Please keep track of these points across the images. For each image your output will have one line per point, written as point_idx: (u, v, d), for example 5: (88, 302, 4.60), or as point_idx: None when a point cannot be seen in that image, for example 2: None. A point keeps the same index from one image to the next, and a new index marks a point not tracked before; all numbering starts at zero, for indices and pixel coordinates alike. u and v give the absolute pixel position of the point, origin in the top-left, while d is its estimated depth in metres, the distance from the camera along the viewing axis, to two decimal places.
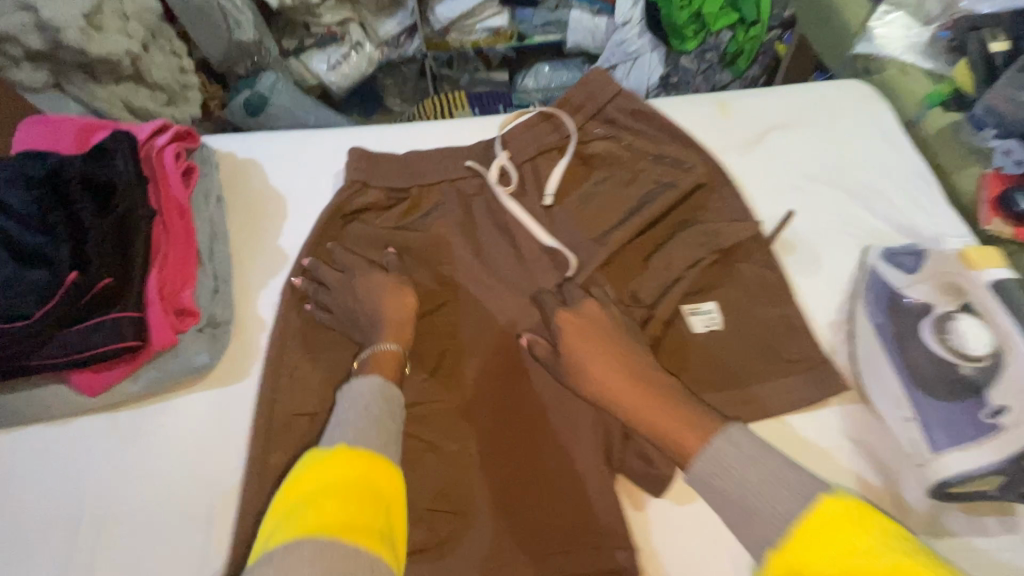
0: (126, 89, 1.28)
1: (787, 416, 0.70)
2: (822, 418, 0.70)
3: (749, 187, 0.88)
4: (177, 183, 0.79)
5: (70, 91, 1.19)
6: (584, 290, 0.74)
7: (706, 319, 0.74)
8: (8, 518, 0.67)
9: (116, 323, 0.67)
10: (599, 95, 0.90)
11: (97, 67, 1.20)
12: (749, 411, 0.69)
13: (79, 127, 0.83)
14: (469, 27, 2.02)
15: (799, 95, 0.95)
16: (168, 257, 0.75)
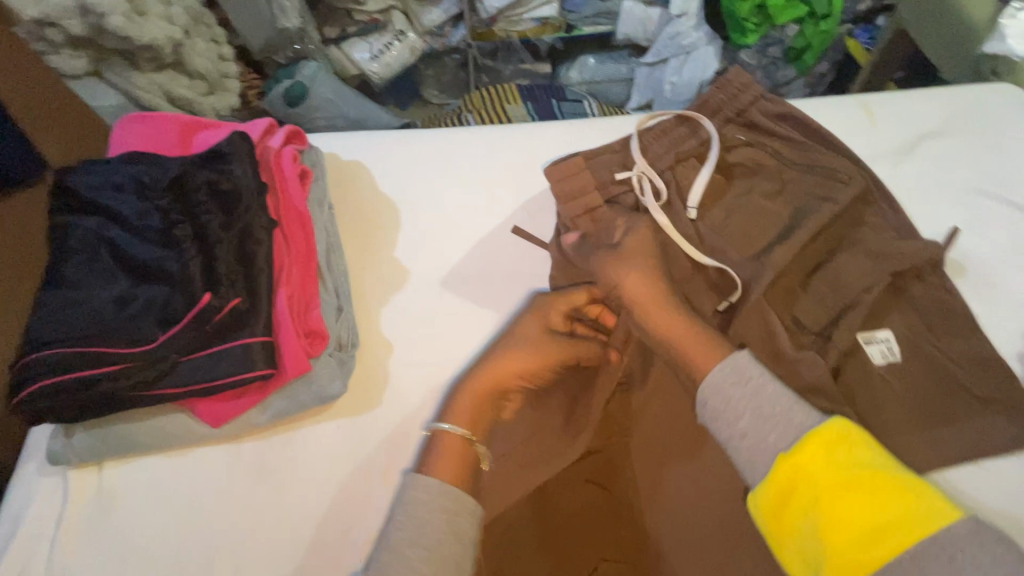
0: (167, 76, 1.36)
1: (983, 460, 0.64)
2: (1017, 463, 0.64)
3: (907, 201, 0.80)
4: (297, 190, 0.72)
5: (110, 78, 1.27)
6: (751, 316, 0.67)
7: (882, 349, 0.67)
8: (127, 562, 0.61)
9: (248, 349, 0.61)
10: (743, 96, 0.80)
11: (139, 54, 1.28)
12: (940, 454, 0.63)
13: (181, 126, 0.75)
14: (517, 16, 1.91)
15: (949, 101, 0.88)
16: (293, 273, 0.68)
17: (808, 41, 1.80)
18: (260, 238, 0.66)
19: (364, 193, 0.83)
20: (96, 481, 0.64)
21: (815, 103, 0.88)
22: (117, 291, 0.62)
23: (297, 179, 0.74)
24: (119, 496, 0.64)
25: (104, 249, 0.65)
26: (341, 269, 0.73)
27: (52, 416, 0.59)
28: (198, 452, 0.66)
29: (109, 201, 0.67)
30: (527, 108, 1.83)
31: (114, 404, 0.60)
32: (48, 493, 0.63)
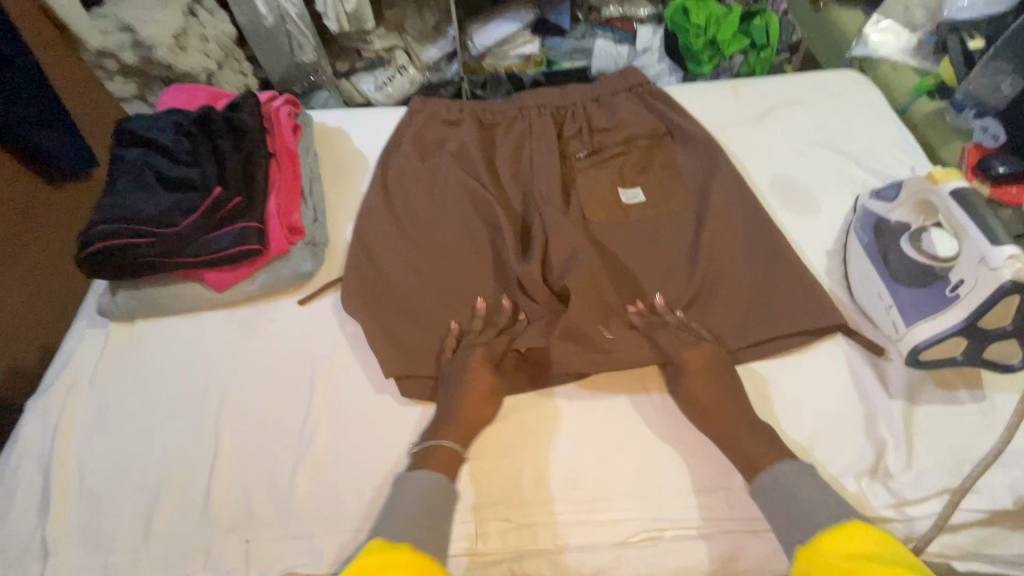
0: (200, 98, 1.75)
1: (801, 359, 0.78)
2: (827, 352, 0.78)
3: (754, 149, 1.04)
4: (288, 133, 0.99)
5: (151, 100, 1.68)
6: (573, 146, 1.00)
7: (632, 196, 0.94)
8: (143, 375, 0.82)
9: (244, 230, 0.84)
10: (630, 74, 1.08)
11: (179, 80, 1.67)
12: (723, 279, 0.84)
13: (209, 95, 1.02)
14: (504, 53, 2.25)
15: (804, 82, 1.14)
16: (281, 189, 0.92)
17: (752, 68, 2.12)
18: (260, 161, 0.91)
19: (342, 149, 1.09)
20: (128, 332, 0.86)
21: (695, 89, 1.14)
22: (156, 194, 0.87)
23: (290, 128, 1.00)
24: (145, 343, 0.85)
25: (145, 170, 0.90)
26: (318, 192, 0.97)
27: (103, 271, 0.83)
28: (204, 316, 0.88)
29: (151, 137, 0.92)
30: None
31: (149, 269, 0.84)
32: (93, 339, 0.86)
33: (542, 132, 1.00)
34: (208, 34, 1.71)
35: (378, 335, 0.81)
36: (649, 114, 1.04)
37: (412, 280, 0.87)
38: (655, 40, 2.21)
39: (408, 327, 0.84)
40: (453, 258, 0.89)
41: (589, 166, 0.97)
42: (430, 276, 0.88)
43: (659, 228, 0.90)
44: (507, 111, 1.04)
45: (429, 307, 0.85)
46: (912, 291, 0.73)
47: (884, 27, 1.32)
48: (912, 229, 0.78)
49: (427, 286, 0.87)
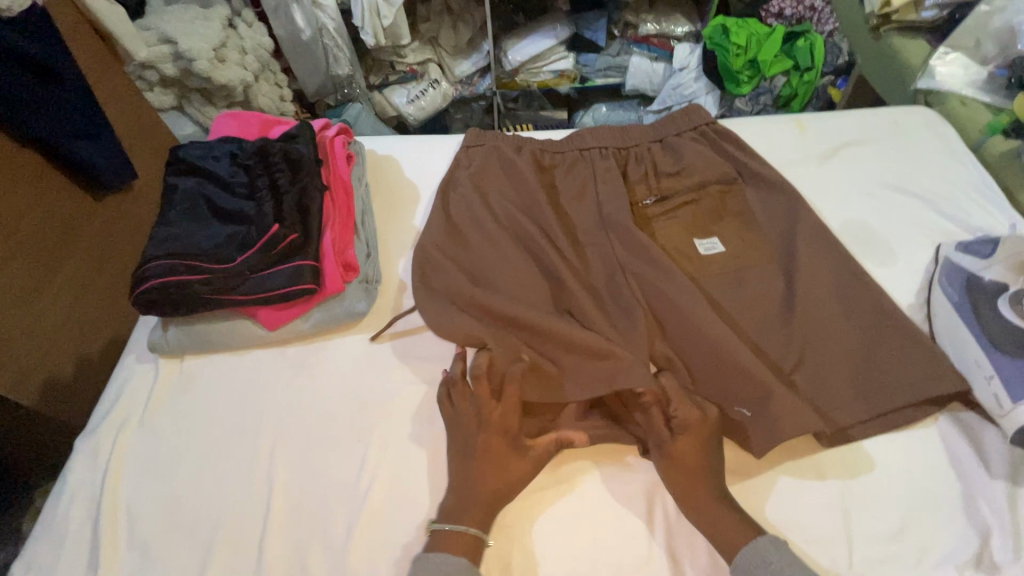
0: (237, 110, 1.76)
1: (895, 435, 0.72)
2: (921, 427, 0.72)
3: (824, 190, 0.99)
4: (342, 163, 0.96)
5: (189, 111, 1.68)
6: (640, 191, 0.95)
7: (707, 245, 0.89)
8: (195, 415, 0.80)
9: (300, 269, 0.82)
10: (693, 110, 1.04)
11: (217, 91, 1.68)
12: (805, 337, 0.78)
13: (263, 122, 1.01)
14: (537, 69, 2.22)
15: (874, 117, 1.09)
16: (335, 223, 0.90)
17: (794, 90, 2.06)
18: (315, 195, 0.89)
19: (393, 179, 1.07)
20: (178, 368, 0.84)
21: (756, 124, 1.09)
22: (210, 227, 0.85)
23: (343, 157, 0.98)
24: (195, 380, 0.83)
25: (200, 202, 0.88)
26: (372, 227, 0.95)
27: (156, 308, 0.81)
28: (255, 354, 0.86)
29: (205, 167, 0.90)
30: None
31: (203, 305, 0.82)
32: (143, 374, 0.84)
33: (607, 175, 0.96)
34: (246, 46, 1.72)
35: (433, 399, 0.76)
36: (712, 154, 1.00)
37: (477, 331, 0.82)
38: (693, 58, 2.16)
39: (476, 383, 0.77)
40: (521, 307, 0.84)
41: (659, 215, 0.93)
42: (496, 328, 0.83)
43: (736, 285, 0.85)
44: (567, 153, 0.99)
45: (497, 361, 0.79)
46: (1018, 360, 0.68)
47: (946, 62, 1.27)
48: (1012, 291, 0.73)
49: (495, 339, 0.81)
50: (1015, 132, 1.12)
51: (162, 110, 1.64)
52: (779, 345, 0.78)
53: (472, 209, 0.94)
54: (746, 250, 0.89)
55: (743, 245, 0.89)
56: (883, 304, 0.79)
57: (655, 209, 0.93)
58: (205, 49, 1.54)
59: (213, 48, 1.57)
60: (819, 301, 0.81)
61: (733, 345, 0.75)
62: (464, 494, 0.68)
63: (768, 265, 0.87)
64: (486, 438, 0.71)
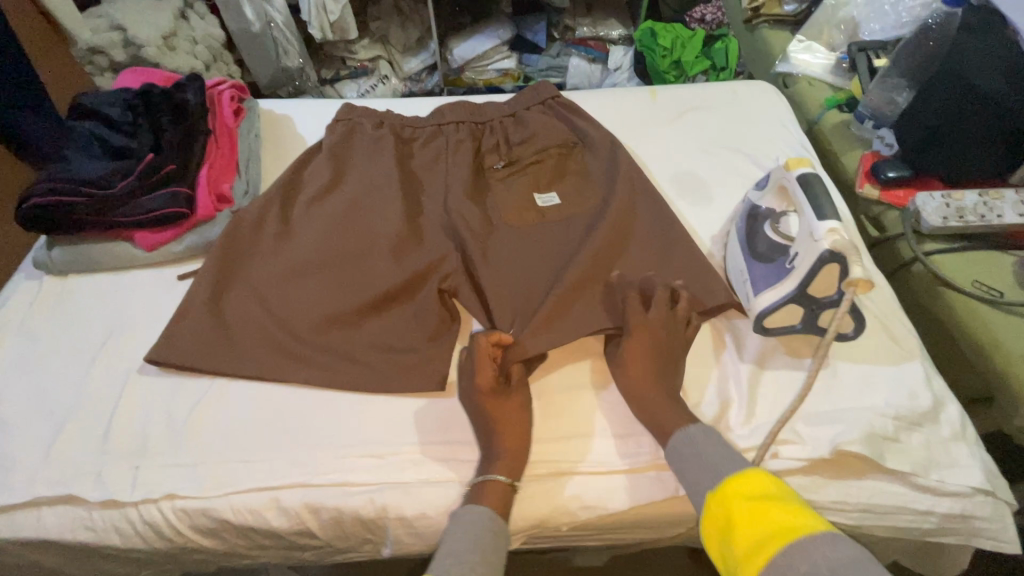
0: None
1: None
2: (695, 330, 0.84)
3: (665, 149, 1.12)
4: (229, 113, 1.07)
5: None
6: (489, 158, 1.07)
7: (547, 199, 1.00)
8: (69, 321, 0.89)
9: (174, 196, 0.92)
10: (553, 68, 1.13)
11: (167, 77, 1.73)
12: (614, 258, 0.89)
13: (164, 77, 1.11)
14: (482, 68, 2.35)
15: (717, 90, 1.23)
16: (215, 163, 1.01)
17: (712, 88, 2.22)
18: (199, 138, 1.00)
19: (285, 133, 1.17)
20: (62, 283, 0.93)
21: (615, 95, 1.22)
22: (98, 160, 0.94)
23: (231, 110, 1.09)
24: (77, 294, 0.92)
25: (92, 139, 0.98)
26: (254, 171, 1.05)
27: (40, 228, 0.90)
28: (134, 273, 0.95)
29: (99, 110, 1.00)
30: None
31: (82, 225, 0.91)
32: (28, 289, 0.93)
33: (458, 146, 1.08)
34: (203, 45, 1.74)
35: (260, 319, 0.86)
36: (560, 123, 1.11)
37: (314, 263, 0.92)
38: (626, 59, 2.34)
39: (299, 308, 0.87)
40: (357, 261, 0.93)
41: (505, 178, 1.04)
42: (334, 262, 0.93)
43: (558, 231, 0.97)
44: (426, 126, 1.11)
45: (321, 309, 0.87)
46: (765, 265, 0.80)
47: (801, 48, 1.43)
48: (776, 215, 0.85)
49: (323, 288, 0.89)
50: (847, 107, 1.29)
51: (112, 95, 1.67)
52: (597, 271, 0.87)
53: (334, 169, 1.05)
54: (578, 196, 1.01)
55: (576, 193, 1.01)
56: (673, 239, 0.91)
57: (500, 173, 1.04)
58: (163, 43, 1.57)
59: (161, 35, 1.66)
60: (631, 237, 0.93)
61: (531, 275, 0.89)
62: (316, 378, 0.81)
63: (598, 209, 0.99)
64: (326, 345, 0.84)
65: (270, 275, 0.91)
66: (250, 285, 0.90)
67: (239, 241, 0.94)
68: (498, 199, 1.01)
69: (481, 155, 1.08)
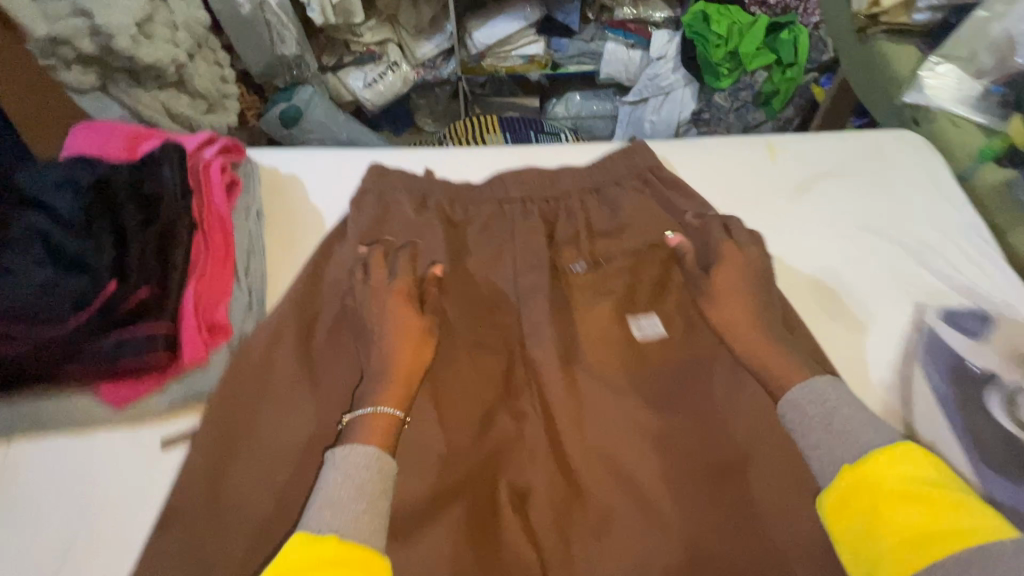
0: (169, 95, 1.32)
1: None
2: None
3: (795, 235, 0.86)
4: (220, 196, 0.80)
5: (115, 95, 1.23)
6: (571, 258, 0.81)
7: (648, 328, 0.76)
8: (16, 521, 0.65)
9: (150, 337, 0.67)
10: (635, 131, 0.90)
11: (143, 73, 1.24)
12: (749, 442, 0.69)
13: (128, 135, 0.83)
14: (505, 53, 1.90)
15: (851, 144, 0.95)
16: (204, 273, 0.74)
17: (774, 87, 1.84)
18: (180, 238, 0.73)
19: (293, 204, 0.90)
20: (4, 455, 0.69)
21: (722, 150, 0.94)
22: (38, 278, 0.66)
23: (223, 187, 0.81)
24: (28, 473, 0.68)
25: (31, 243, 0.69)
26: (256, 273, 0.79)
27: None
28: (99, 436, 0.70)
29: (42, 198, 0.71)
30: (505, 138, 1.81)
31: (27, 380, 0.66)
32: None
33: (529, 238, 0.81)
34: (178, 21, 1.27)
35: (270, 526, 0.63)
36: (663, 205, 0.84)
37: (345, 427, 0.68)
38: (671, 46, 1.86)
39: None
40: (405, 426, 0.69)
41: (587, 289, 0.79)
42: None
43: (672, 382, 0.73)
44: (483, 206, 0.85)
45: None
46: (1002, 475, 0.65)
47: (939, 73, 1.13)
48: (1005, 384, 0.71)
49: None
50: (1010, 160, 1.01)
51: (79, 92, 1.18)
52: (723, 464, 0.69)
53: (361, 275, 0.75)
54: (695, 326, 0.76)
55: (694, 321, 0.76)
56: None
57: (583, 284, 0.79)
58: (127, 23, 1.11)
59: (136, 20, 1.14)
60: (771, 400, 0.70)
61: (631, 463, 0.69)
62: None
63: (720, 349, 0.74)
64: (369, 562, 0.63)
65: (290, 446, 0.67)
66: (262, 462, 0.66)
67: (244, 393, 0.69)
68: (587, 323, 0.77)
69: (556, 249, 0.82)
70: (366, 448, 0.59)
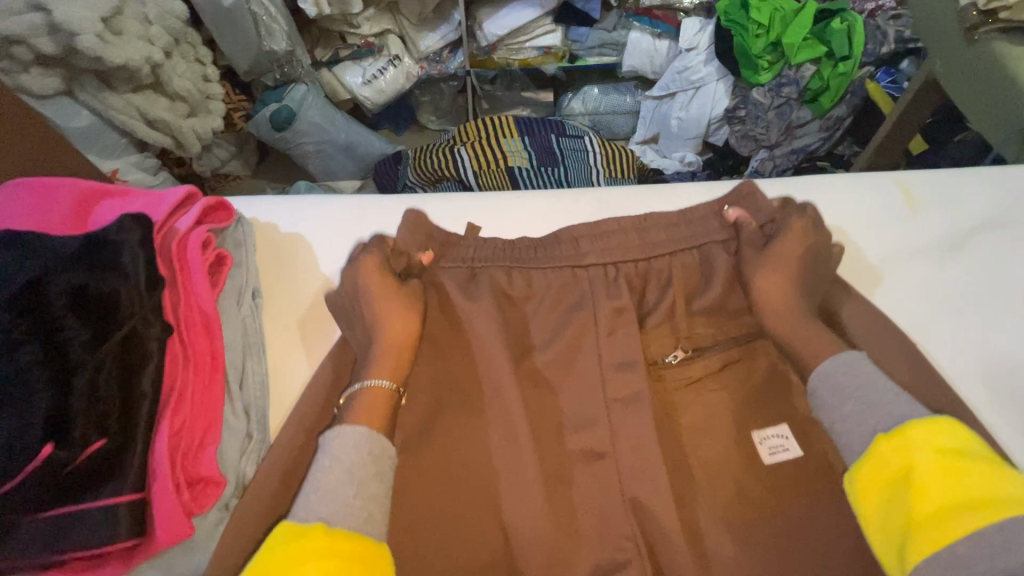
0: (145, 98, 1.06)
1: None
2: None
3: (954, 312, 0.67)
4: (202, 284, 0.59)
5: (83, 100, 1.00)
6: (664, 346, 0.64)
7: (775, 445, 0.60)
8: None
9: (109, 515, 0.47)
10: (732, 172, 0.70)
11: (114, 74, 0.99)
12: None
13: (78, 195, 0.63)
14: (519, 44, 1.59)
15: (1006, 184, 0.75)
16: (184, 397, 0.54)
17: (825, 82, 1.47)
18: (151, 354, 0.52)
19: (298, 274, 0.70)
20: None
21: (846, 194, 0.74)
22: None
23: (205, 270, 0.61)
24: None
25: None
26: (255, 381, 0.61)
27: None
28: None
29: None
30: (525, 143, 1.35)
31: None
32: None
33: (614, 325, 0.63)
34: (151, 12, 1.01)
35: None
36: (795, 259, 0.61)
37: None
38: (704, 37, 1.52)
39: None
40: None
41: (686, 389, 0.63)
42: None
43: (817, 525, 0.55)
44: (551, 278, 0.65)
45: None
46: None
47: None
48: None
49: None
50: None
51: (40, 96, 0.95)
52: None
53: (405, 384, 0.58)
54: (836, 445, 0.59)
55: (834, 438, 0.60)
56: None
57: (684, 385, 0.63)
58: (90, 17, 0.88)
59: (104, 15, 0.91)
60: None
61: None
62: None
63: None
64: None
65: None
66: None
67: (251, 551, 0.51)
68: (691, 436, 0.62)
69: (645, 338, 0.64)
70: (357, 423, 0.52)
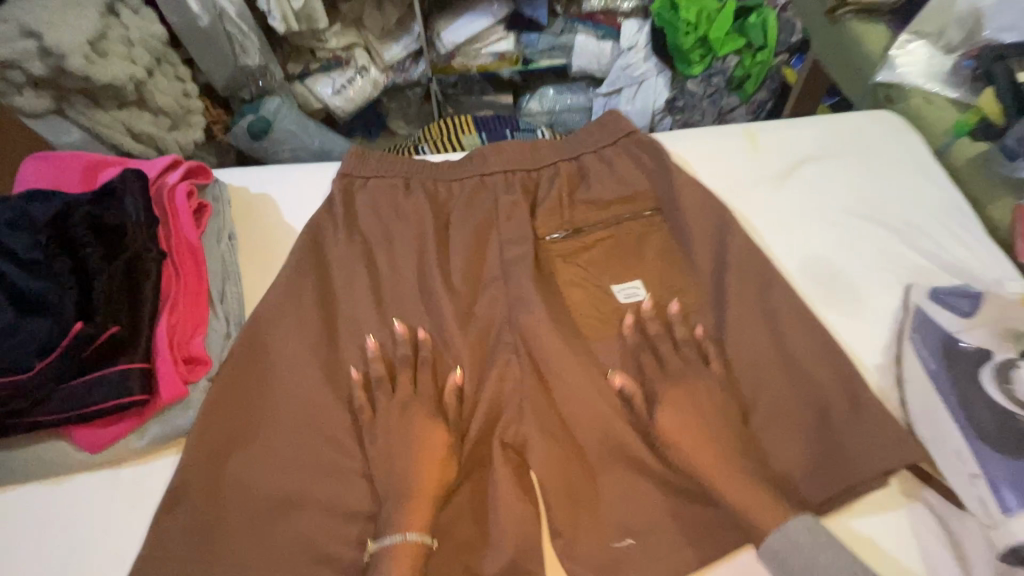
0: (129, 114, 1.22)
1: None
2: None
3: (784, 221, 0.85)
4: (188, 222, 0.77)
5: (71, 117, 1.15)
6: (559, 258, 0.81)
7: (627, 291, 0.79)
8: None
9: (124, 376, 0.63)
10: (611, 126, 0.89)
11: (99, 92, 1.16)
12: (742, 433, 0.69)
13: (86, 165, 0.80)
14: (474, 51, 1.78)
15: (831, 127, 0.94)
16: (177, 303, 0.71)
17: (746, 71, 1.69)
18: (150, 267, 0.69)
19: (267, 223, 0.87)
20: None
21: (705, 141, 0.93)
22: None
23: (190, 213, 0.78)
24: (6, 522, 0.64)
25: None
26: (234, 299, 0.76)
27: None
28: (79, 479, 0.67)
29: None
30: (483, 139, 1.55)
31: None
32: None
33: (516, 246, 0.81)
34: (134, 36, 1.21)
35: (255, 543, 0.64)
36: None
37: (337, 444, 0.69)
38: (642, 36, 1.70)
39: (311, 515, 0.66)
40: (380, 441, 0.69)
41: (577, 288, 0.80)
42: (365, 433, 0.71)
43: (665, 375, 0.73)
44: (468, 216, 0.84)
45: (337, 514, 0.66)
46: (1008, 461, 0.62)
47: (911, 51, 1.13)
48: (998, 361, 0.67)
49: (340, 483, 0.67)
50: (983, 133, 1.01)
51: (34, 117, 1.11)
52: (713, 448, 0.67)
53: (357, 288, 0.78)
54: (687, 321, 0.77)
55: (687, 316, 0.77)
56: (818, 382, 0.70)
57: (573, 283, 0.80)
58: (78, 40, 1.05)
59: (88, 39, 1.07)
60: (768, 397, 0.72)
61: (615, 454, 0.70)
62: None
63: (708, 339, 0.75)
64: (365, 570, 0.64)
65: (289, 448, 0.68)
66: (264, 456, 0.68)
67: (240, 393, 0.70)
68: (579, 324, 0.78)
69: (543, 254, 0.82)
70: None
